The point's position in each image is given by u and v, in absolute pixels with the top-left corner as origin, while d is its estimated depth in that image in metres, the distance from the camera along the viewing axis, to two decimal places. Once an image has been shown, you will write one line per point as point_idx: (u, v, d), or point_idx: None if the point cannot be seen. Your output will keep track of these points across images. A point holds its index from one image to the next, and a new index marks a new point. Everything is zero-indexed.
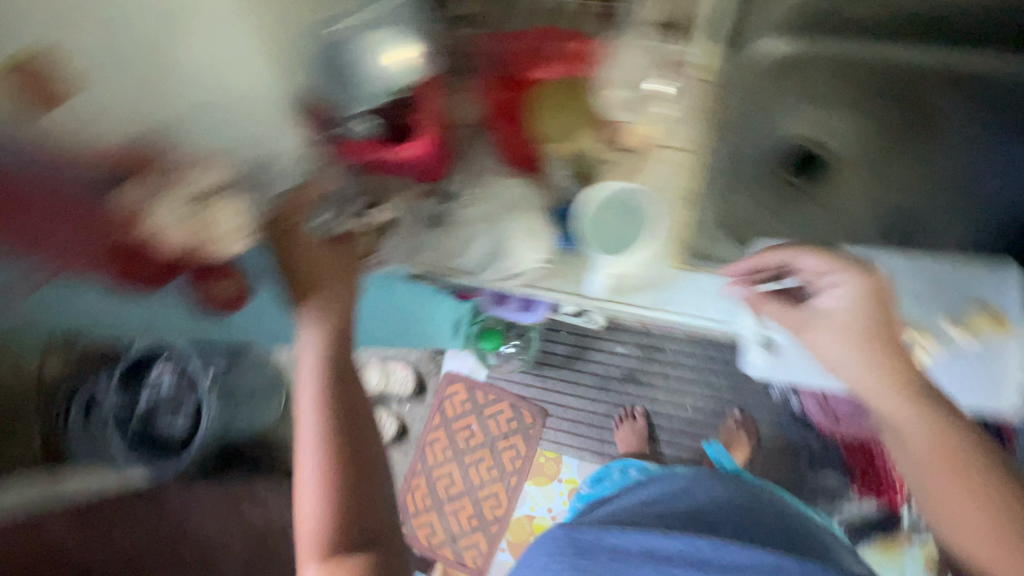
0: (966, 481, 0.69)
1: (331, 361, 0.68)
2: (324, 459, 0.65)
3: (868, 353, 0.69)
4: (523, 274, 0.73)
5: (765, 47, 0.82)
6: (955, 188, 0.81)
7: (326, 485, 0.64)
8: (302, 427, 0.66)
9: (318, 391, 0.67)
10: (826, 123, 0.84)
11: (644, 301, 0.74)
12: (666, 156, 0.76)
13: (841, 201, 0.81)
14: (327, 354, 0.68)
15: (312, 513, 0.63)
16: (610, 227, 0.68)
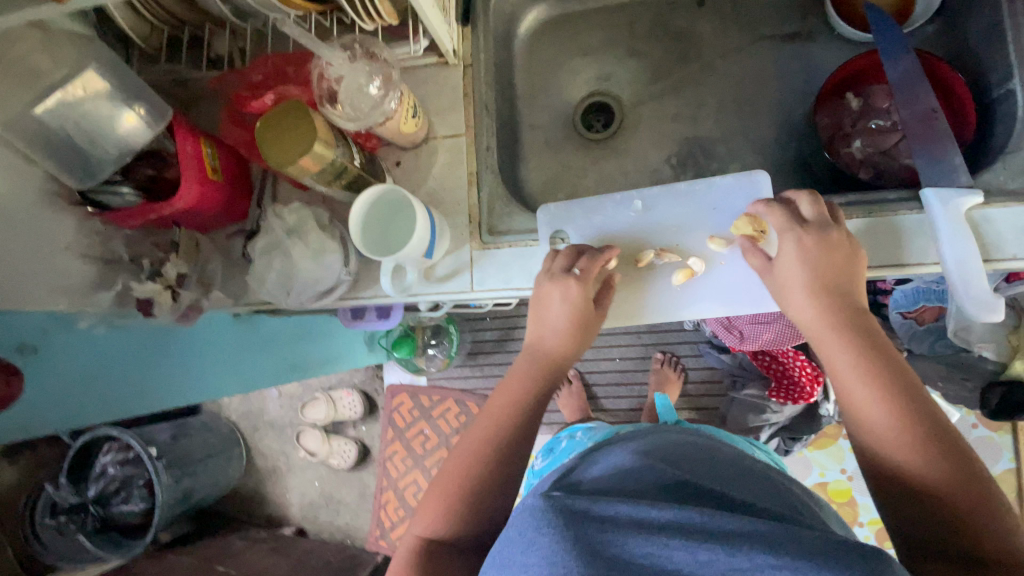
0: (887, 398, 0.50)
1: (580, 320, 0.65)
2: (467, 457, 0.60)
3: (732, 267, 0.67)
4: (333, 289, 0.74)
5: (527, 21, 0.88)
6: (731, 106, 0.85)
7: (433, 512, 0.57)
8: (538, 372, 0.64)
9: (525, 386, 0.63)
10: (606, 73, 0.91)
11: (457, 285, 0.77)
12: (444, 144, 0.79)
13: (631, 144, 0.89)
14: (582, 307, 0.64)
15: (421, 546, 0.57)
16: (382, 227, 0.69)
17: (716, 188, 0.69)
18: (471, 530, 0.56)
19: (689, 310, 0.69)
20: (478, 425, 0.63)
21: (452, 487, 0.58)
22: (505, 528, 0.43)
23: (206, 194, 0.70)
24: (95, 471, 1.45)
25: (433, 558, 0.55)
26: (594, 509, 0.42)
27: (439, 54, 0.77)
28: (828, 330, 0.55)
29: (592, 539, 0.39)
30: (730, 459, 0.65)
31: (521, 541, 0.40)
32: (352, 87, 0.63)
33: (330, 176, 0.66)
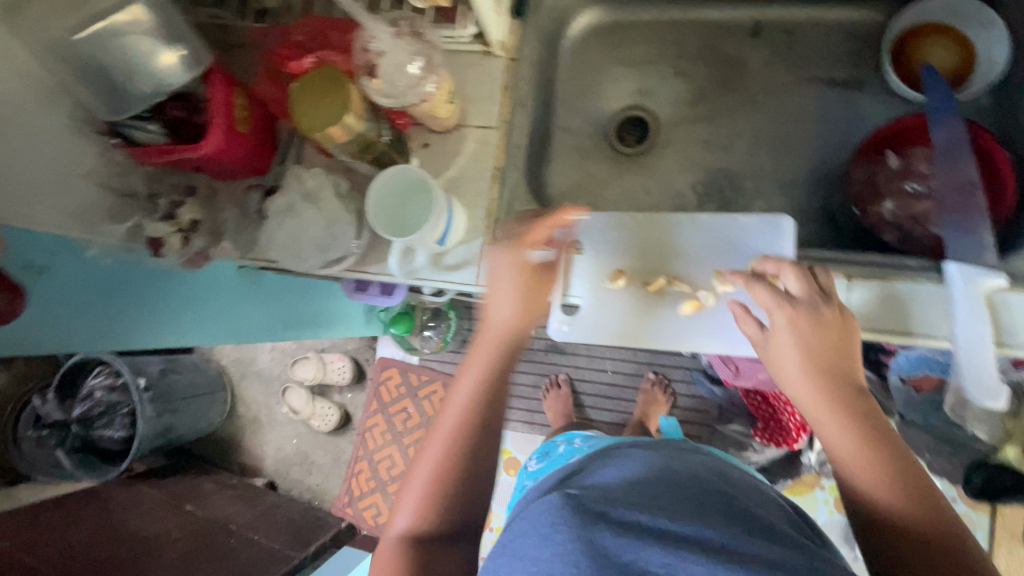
0: (868, 446, 0.54)
1: (531, 299, 0.67)
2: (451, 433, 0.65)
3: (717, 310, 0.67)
4: (340, 260, 0.74)
5: (578, 23, 0.87)
6: (768, 143, 0.84)
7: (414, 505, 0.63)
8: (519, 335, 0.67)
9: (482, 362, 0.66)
10: (648, 89, 0.89)
11: (463, 276, 0.77)
12: (474, 133, 0.78)
13: (660, 165, 0.87)
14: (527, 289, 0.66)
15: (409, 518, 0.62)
16: (394, 204, 0.68)
17: (737, 226, 0.68)
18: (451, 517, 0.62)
19: (691, 344, 0.68)
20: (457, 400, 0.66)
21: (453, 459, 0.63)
22: (523, 521, 0.53)
23: (231, 144, 0.70)
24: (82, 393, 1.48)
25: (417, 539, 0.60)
26: (612, 516, 0.51)
27: (484, 42, 0.76)
28: (826, 409, 0.55)
29: (601, 542, 0.47)
30: (732, 475, 0.69)
31: (535, 536, 0.50)
32: (392, 65, 0.62)
33: (355, 148, 0.66)
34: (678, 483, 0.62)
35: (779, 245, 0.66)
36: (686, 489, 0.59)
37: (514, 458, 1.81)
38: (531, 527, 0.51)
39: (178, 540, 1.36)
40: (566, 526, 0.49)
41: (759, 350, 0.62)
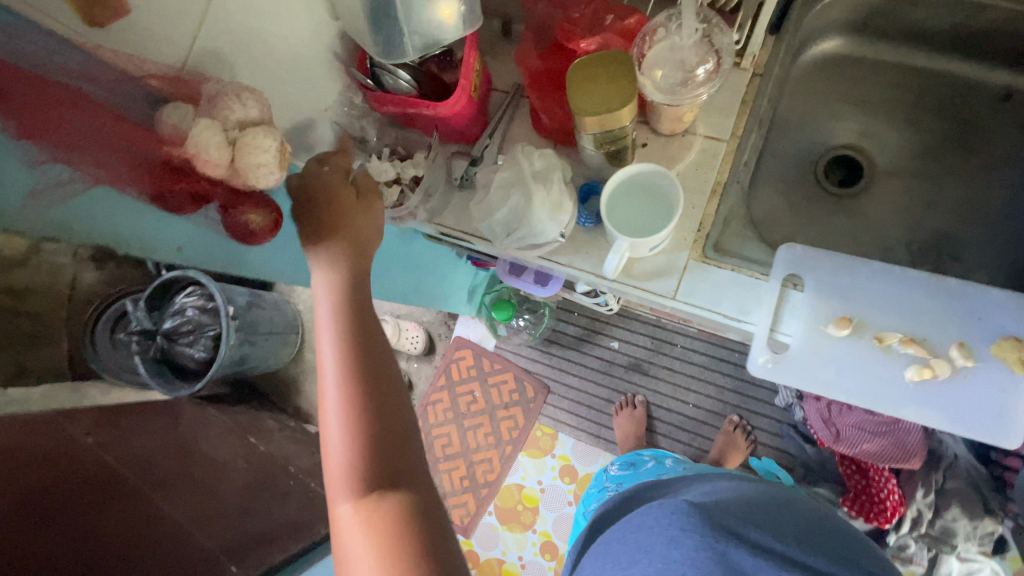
0: None
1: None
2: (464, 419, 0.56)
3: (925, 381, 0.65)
4: (545, 244, 0.72)
5: (816, 49, 0.83)
6: (997, 214, 0.79)
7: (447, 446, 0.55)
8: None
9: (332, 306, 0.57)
10: (871, 132, 0.85)
11: (659, 287, 0.73)
12: (702, 142, 0.75)
13: (868, 212, 0.83)
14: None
15: (339, 448, 0.51)
16: (635, 205, 0.67)
17: (985, 299, 0.64)
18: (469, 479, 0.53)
19: (905, 410, 0.64)
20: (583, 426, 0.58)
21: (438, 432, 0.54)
22: (655, 513, 0.61)
23: (464, 110, 0.70)
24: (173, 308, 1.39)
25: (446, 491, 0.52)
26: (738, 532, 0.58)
27: (736, 53, 0.74)
28: None
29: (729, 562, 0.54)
30: (853, 539, 0.71)
31: (666, 533, 0.58)
32: (674, 62, 0.61)
33: (606, 138, 0.64)
34: (795, 533, 0.64)
35: None
36: (777, 505, 0.71)
37: (571, 466, 1.78)
38: (666, 526, 0.59)
39: (246, 468, 1.36)
40: (700, 531, 0.57)
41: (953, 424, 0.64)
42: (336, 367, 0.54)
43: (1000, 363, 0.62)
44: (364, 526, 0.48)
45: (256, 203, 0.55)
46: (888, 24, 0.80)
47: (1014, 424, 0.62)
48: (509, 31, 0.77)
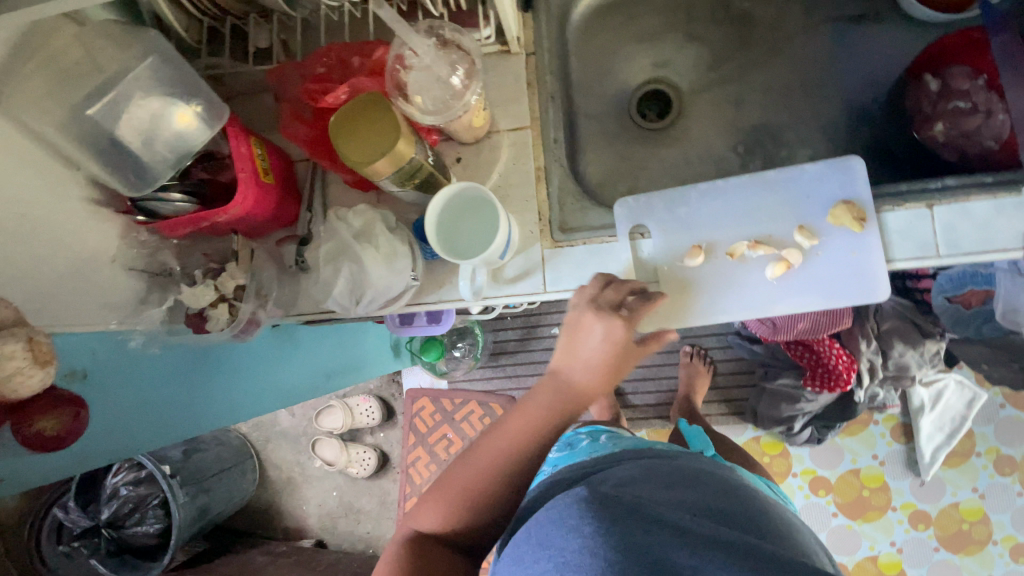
0: None
1: (616, 363, 0.58)
2: (449, 476, 0.55)
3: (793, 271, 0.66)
4: (401, 295, 0.69)
5: (581, 6, 0.84)
6: (798, 90, 0.82)
7: (433, 510, 0.55)
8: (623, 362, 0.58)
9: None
10: (663, 60, 0.87)
11: (529, 286, 0.73)
12: (509, 138, 0.74)
13: (690, 134, 0.85)
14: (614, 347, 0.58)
15: None
16: (460, 226, 0.65)
17: (807, 176, 0.67)
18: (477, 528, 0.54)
19: (784, 305, 0.66)
20: (494, 435, 0.56)
21: (445, 498, 0.54)
22: (546, 512, 0.48)
23: (261, 197, 0.65)
24: (104, 494, 1.27)
25: (428, 550, 0.53)
26: (659, 528, 0.45)
27: (503, 40, 0.72)
28: None
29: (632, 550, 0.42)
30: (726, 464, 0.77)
31: (561, 528, 0.46)
32: (430, 81, 0.58)
33: (403, 177, 0.62)
34: (725, 504, 0.55)
35: (854, 187, 0.65)
36: (673, 479, 0.56)
37: None
38: (539, 528, 0.47)
39: None
40: (595, 524, 0.45)
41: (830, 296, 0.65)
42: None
43: (842, 229, 0.65)
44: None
45: (50, 407, 0.50)
46: None
47: (877, 279, 0.64)
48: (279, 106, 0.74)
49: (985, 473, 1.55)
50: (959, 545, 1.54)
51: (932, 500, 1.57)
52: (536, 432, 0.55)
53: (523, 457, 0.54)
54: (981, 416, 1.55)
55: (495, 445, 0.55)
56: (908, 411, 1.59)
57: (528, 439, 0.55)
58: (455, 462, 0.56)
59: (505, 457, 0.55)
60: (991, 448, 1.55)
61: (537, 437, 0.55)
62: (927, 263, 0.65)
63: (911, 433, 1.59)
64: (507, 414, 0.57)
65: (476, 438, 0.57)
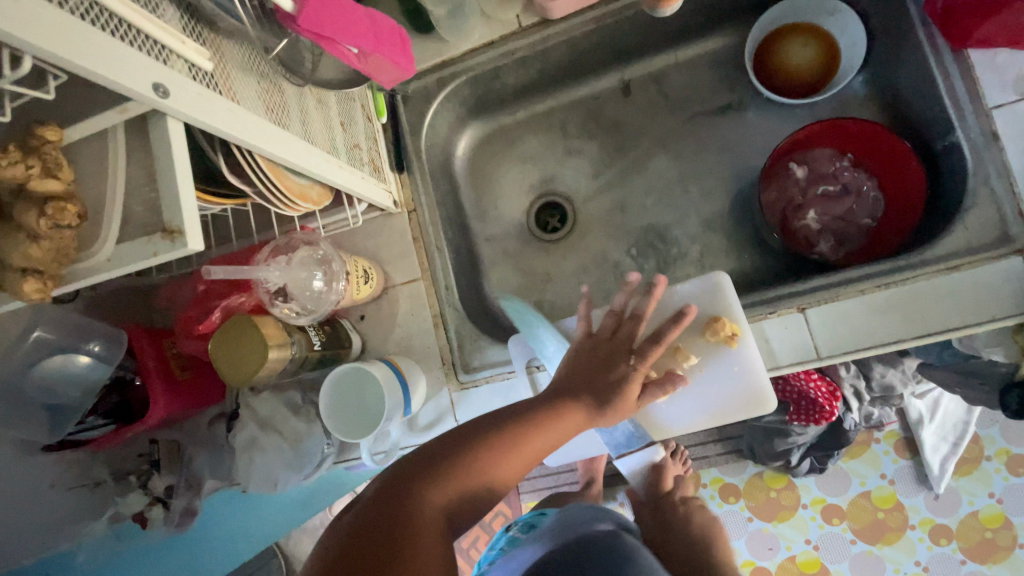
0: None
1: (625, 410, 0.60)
2: (470, 429, 0.55)
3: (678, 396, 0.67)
4: (321, 462, 0.72)
5: (462, 143, 0.89)
6: (679, 186, 0.84)
7: (439, 450, 0.53)
8: (562, 424, 0.56)
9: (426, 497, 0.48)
10: (550, 174, 0.90)
11: (443, 430, 0.76)
12: (403, 291, 0.79)
13: (586, 242, 0.88)
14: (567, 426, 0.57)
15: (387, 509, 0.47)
16: (352, 403, 0.67)
17: (679, 296, 0.68)
18: (476, 486, 0.51)
19: (670, 427, 0.68)
20: (506, 411, 0.57)
21: (464, 440, 0.53)
22: None
23: (177, 400, 0.68)
24: None
25: (418, 493, 0.49)
26: None
27: (380, 207, 0.77)
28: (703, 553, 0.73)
29: None
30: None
31: None
32: (295, 290, 0.63)
33: (291, 369, 0.66)
34: None
35: (723, 302, 0.66)
36: None
37: None
38: None
39: None
40: None
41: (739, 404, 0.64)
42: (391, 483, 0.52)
43: (719, 346, 0.65)
44: (377, 516, 0.46)
45: None
46: (498, 94, 0.86)
47: (763, 390, 0.64)
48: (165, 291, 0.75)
49: (1000, 477, 1.48)
50: (987, 555, 1.47)
51: (949, 512, 1.50)
52: (545, 411, 0.57)
53: (528, 426, 0.55)
54: (984, 418, 1.49)
55: (506, 415, 0.56)
56: (908, 425, 1.54)
57: (528, 418, 0.56)
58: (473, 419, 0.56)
59: (514, 421, 0.55)
60: (1001, 450, 1.48)
61: (543, 417, 0.56)
62: (811, 364, 0.65)
63: (915, 446, 1.53)
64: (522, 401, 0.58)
65: (499, 410, 0.57)
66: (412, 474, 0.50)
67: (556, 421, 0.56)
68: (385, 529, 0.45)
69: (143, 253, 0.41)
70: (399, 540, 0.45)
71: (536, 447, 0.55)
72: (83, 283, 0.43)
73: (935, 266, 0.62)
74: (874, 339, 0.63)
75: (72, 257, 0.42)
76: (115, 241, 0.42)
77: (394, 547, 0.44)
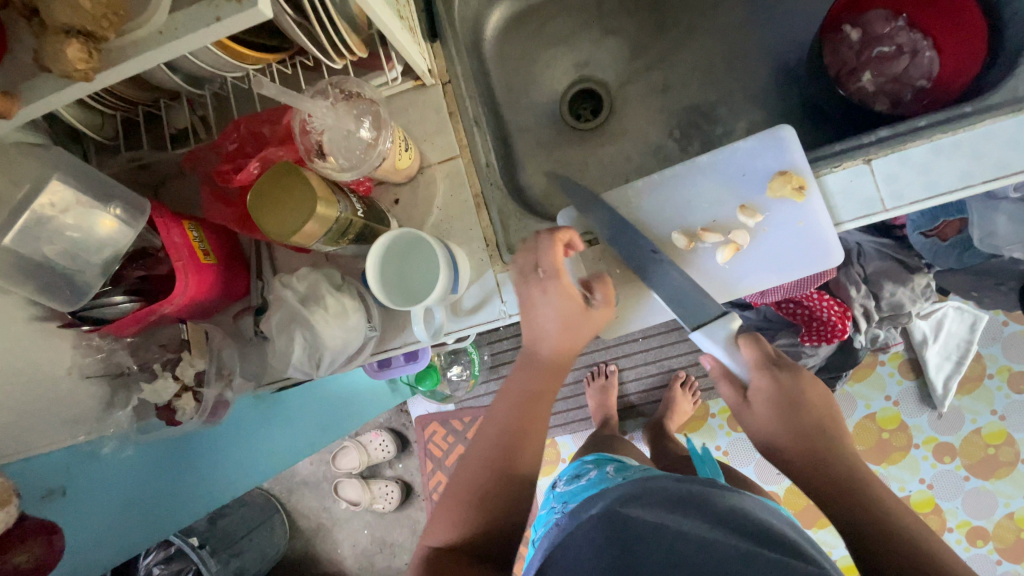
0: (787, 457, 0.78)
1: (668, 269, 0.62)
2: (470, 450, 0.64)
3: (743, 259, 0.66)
4: (362, 349, 0.69)
5: (492, 23, 0.84)
6: (723, 64, 0.81)
7: (446, 521, 0.60)
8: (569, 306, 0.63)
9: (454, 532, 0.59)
10: (584, 59, 0.86)
11: (490, 312, 0.73)
12: (441, 169, 0.74)
13: (625, 127, 0.84)
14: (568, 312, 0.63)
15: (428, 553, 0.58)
16: (406, 269, 0.64)
17: (741, 153, 0.66)
18: (487, 526, 0.59)
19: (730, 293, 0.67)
20: (480, 441, 0.65)
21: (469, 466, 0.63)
22: None
23: (204, 282, 0.65)
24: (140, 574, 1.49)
25: (442, 561, 0.56)
26: None
27: (414, 77, 0.72)
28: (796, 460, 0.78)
29: None
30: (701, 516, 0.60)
31: None
32: (340, 141, 0.58)
33: (336, 235, 0.61)
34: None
35: (788, 155, 0.64)
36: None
37: None
38: None
39: None
40: None
41: (804, 263, 0.64)
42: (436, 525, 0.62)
43: (783, 199, 0.64)
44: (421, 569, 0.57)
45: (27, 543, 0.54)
46: None
47: (830, 243, 0.63)
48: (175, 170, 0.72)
49: (1001, 394, 1.52)
50: (989, 470, 1.52)
51: (952, 431, 1.55)
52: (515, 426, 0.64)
53: (508, 446, 0.62)
54: (985, 336, 1.53)
55: (484, 448, 0.63)
56: (912, 346, 1.57)
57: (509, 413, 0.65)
58: (462, 460, 0.64)
59: (496, 449, 0.62)
60: (1002, 368, 1.52)
61: (517, 430, 0.63)
62: (876, 219, 0.64)
63: (919, 367, 1.57)
64: (492, 420, 0.65)
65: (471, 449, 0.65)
66: (434, 550, 0.58)
67: (531, 429, 0.63)
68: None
69: (206, 20, 0.36)
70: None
71: (524, 464, 0.62)
72: (133, 65, 0.38)
73: (1004, 109, 0.61)
74: (943, 186, 0.62)
75: (122, 29, 0.37)
76: (170, 10, 0.37)
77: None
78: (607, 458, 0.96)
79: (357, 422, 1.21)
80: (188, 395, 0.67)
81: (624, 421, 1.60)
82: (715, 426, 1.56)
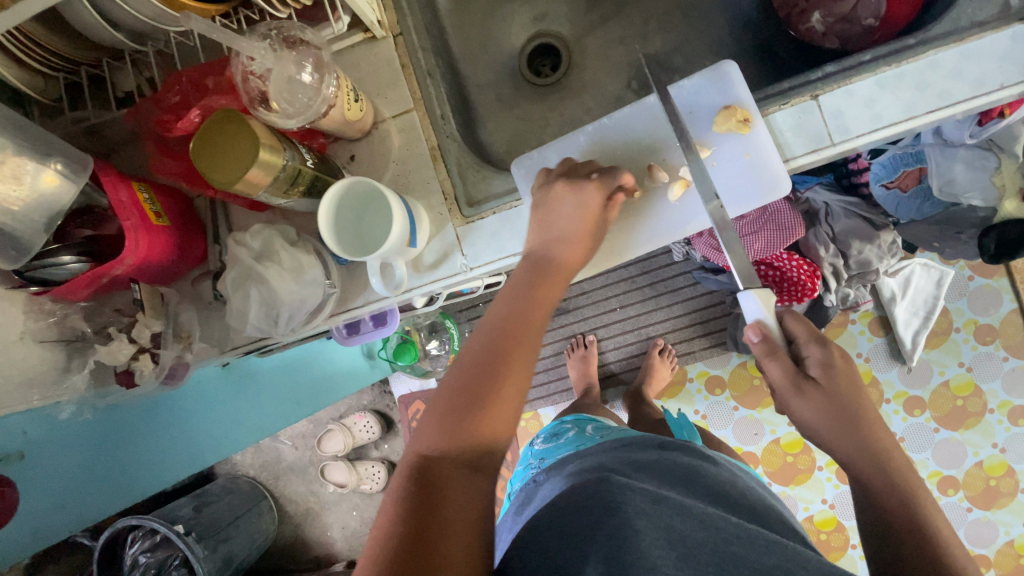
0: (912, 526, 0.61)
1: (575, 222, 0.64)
2: (469, 358, 0.56)
3: (685, 199, 0.68)
4: (322, 307, 0.69)
5: None
6: (677, 15, 0.83)
7: (440, 427, 0.52)
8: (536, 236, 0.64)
9: (455, 452, 0.51)
10: (542, 13, 0.87)
11: (452, 267, 0.72)
12: (396, 122, 0.72)
13: (583, 80, 0.85)
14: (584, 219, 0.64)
15: (430, 472, 0.50)
16: (352, 220, 0.64)
17: (685, 92, 0.68)
18: (479, 442, 0.52)
19: (682, 232, 0.69)
20: (476, 341, 0.58)
21: (466, 380, 0.54)
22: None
23: (161, 243, 0.63)
24: (125, 565, 1.31)
25: (434, 472, 0.50)
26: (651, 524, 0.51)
27: (363, 28, 0.71)
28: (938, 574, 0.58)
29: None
30: (639, 440, 0.72)
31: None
32: (286, 88, 0.58)
33: (285, 185, 0.60)
34: (659, 471, 0.61)
35: (733, 91, 0.66)
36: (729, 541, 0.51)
37: None
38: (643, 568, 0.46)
39: None
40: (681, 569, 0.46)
41: (742, 187, 0.67)
42: (427, 441, 0.52)
43: (730, 133, 0.66)
44: (411, 499, 0.48)
45: None
46: None
47: (777, 175, 0.65)
48: (121, 125, 0.69)
49: (968, 347, 1.42)
50: (958, 421, 1.42)
51: (922, 384, 1.44)
52: (507, 336, 0.57)
53: (497, 352, 0.56)
54: (952, 292, 1.42)
55: (484, 349, 0.56)
56: (881, 304, 1.45)
57: (519, 311, 0.59)
58: (456, 366, 0.56)
59: (495, 345, 0.56)
60: (969, 322, 1.41)
61: (524, 317, 0.58)
62: (826, 154, 0.64)
63: (888, 323, 1.45)
64: (486, 327, 0.58)
65: (477, 338, 0.58)
66: (421, 462, 0.51)
67: (525, 337, 0.57)
68: (417, 503, 0.47)
69: None
70: (434, 526, 0.46)
71: (517, 375, 0.55)
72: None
73: (944, 39, 0.61)
74: (888, 121, 0.63)
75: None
76: None
77: (435, 509, 0.47)
78: (587, 418, 0.98)
79: (340, 395, 1.24)
80: (146, 358, 0.66)
81: (605, 390, 1.60)
82: (693, 391, 1.56)
